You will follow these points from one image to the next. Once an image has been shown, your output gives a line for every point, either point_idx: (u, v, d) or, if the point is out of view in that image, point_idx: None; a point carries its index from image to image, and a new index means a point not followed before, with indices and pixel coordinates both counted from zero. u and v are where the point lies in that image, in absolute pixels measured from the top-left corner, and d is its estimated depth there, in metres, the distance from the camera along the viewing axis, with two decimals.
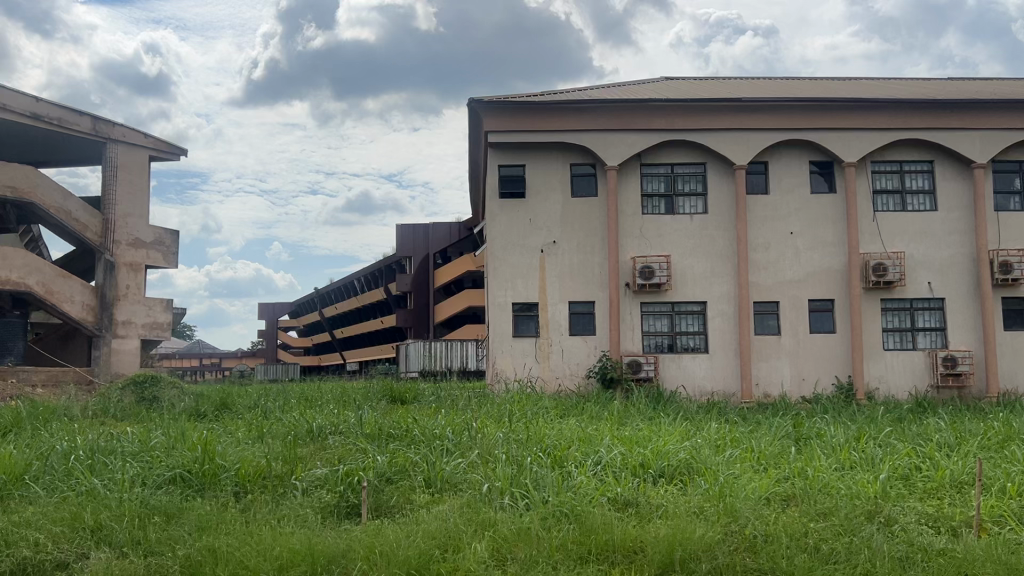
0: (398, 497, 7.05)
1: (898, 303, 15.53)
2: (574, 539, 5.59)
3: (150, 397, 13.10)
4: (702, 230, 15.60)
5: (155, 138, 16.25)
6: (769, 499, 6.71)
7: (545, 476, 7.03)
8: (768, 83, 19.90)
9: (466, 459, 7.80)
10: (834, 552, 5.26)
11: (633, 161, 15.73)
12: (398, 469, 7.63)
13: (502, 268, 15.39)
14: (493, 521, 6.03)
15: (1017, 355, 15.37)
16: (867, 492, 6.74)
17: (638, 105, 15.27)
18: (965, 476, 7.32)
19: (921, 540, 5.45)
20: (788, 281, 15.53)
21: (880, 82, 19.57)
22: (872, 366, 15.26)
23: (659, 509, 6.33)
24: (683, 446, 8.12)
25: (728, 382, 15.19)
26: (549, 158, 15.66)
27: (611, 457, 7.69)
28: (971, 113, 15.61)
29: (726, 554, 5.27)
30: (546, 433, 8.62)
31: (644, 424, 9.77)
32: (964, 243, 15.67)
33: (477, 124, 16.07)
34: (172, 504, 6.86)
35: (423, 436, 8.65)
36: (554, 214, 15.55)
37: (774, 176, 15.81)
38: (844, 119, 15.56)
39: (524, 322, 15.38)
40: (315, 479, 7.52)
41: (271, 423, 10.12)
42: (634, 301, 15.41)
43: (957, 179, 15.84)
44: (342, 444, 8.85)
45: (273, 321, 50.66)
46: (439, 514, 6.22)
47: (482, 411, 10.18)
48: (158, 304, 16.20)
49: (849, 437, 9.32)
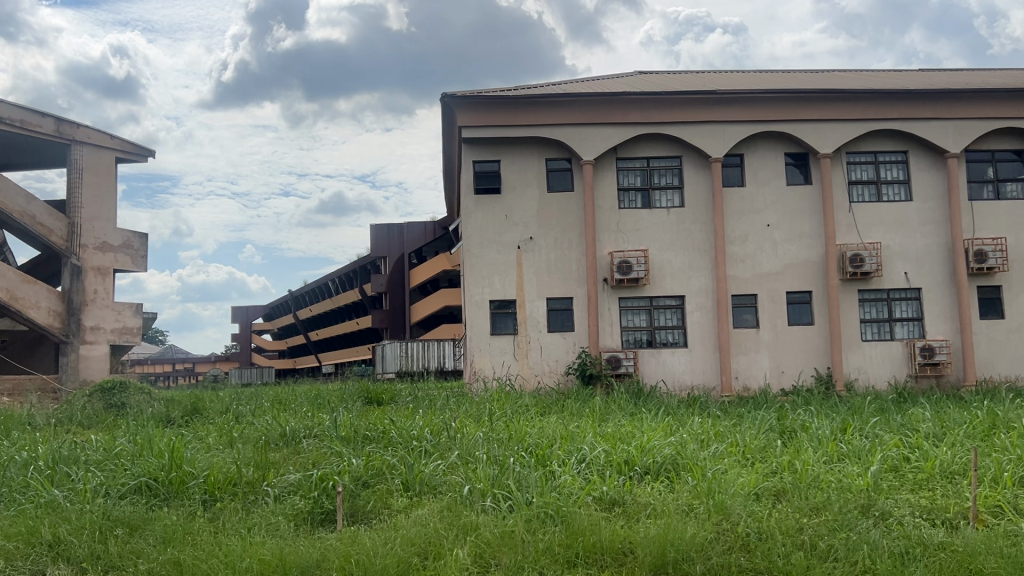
0: (374, 501, 6.77)
1: (875, 293, 15.47)
2: (561, 541, 5.35)
3: (118, 403, 12.69)
4: (679, 224, 15.43)
5: (121, 140, 15.77)
6: (758, 495, 6.52)
7: (527, 476, 6.77)
8: (741, 76, 19.83)
9: (445, 460, 7.54)
10: (831, 549, 5.05)
11: (608, 155, 15.53)
12: (374, 472, 7.35)
13: (478, 265, 15.12)
14: (475, 525, 5.76)
15: (993, 343, 15.36)
16: (860, 485, 6.56)
17: (613, 98, 15.06)
18: (957, 465, 7.17)
19: (919, 534, 5.25)
20: (765, 274, 15.42)
21: (852, 74, 19.57)
22: (851, 357, 15.20)
23: (648, 507, 6.11)
24: (669, 442, 7.91)
25: (708, 376, 15.05)
26: (524, 153, 15.41)
27: (595, 455, 7.46)
28: (945, 103, 15.57)
29: (719, 556, 5.05)
30: (527, 431, 8.37)
31: (626, 420, 9.55)
32: (939, 232, 15.65)
33: (451, 119, 15.78)
34: (136, 515, 6.54)
35: (401, 437, 8.36)
36: (529, 210, 15.31)
37: (750, 169, 15.69)
38: (820, 110, 15.46)
39: (502, 320, 15.13)
40: (288, 485, 7.22)
41: (244, 428, 9.77)
42: (612, 297, 15.21)
43: (931, 169, 15.82)
44: (317, 448, 8.54)
45: (247, 324, 50.00)
46: (417, 518, 5.96)
47: (461, 411, 9.91)
48: (128, 308, 15.66)
49: (834, 429, 9.17)
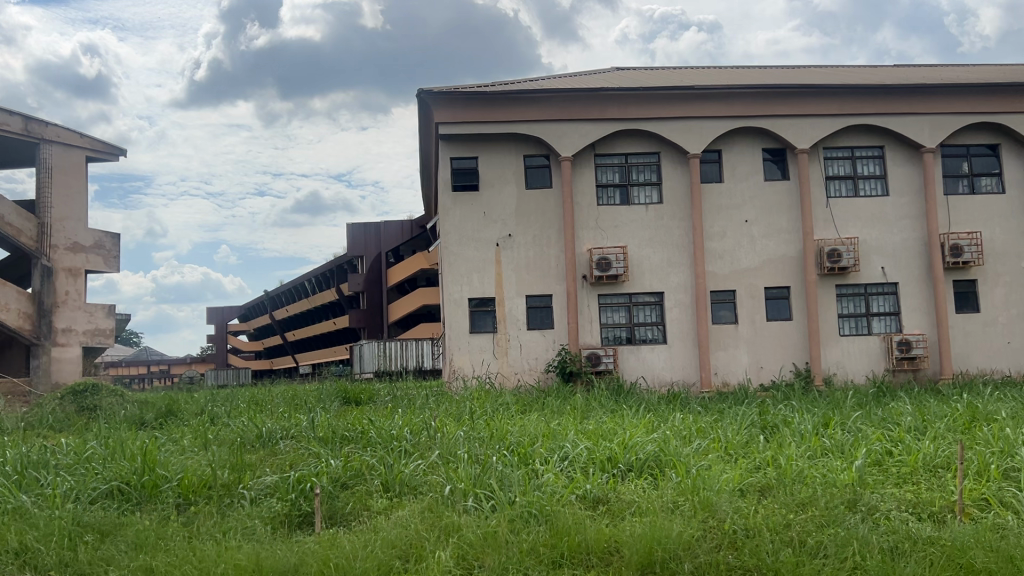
0: (353, 503, 6.62)
1: (853, 288, 15.52)
2: (545, 541, 5.24)
3: (90, 406, 12.40)
4: (658, 220, 15.38)
5: (92, 138, 15.45)
6: (743, 491, 6.46)
7: (510, 475, 6.65)
8: (717, 72, 19.83)
9: (425, 460, 7.40)
10: (820, 546, 4.98)
11: (586, 152, 15.45)
12: (353, 473, 7.19)
13: (457, 263, 14.98)
14: (457, 526, 5.63)
15: (968, 336, 15.47)
16: (845, 479, 6.51)
17: (590, 94, 14.97)
18: (940, 458, 7.15)
19: (907, 529, 5.20)
20: (744, 270, 15.42)
21: (828, 70, 19.65)
22: (829, 352, 15.24)
23: (633, 505, 6.02)
24: (651, 439, 7.84)
25: (687, 372, 15.03)
26: (501, 150, 15.29)
27: (578, 453, 7.36)
28: (920, 98, 15.64)
29: (707, 554, 4.97)
30: (508, 429, 8.25)
31: (607, 417, 9.47)
32: (915, 227, 15.73)
33: (428, 116, 15.61)
34: (106, 520, 6.34)
35: (380, 437, 8.21)
36: (507, 207, 15.19)
37: (728, 164, 15.68)
38: (797, 106, 15.47)
39: (481, 318, 15.00)
40: (265, 488, 7.05)
41: (219, 430, 9.56)
42: (592, 294, 15.14)
43: (907, 164, 15.89)
44: (294, 450, 8.37)
45: (222, 325, 49.45)
46: (397, 519, 5.83)
47: (440, 410, 9.77)
48: (100, 309, 15.34)
49: (816, 424, 9.15)
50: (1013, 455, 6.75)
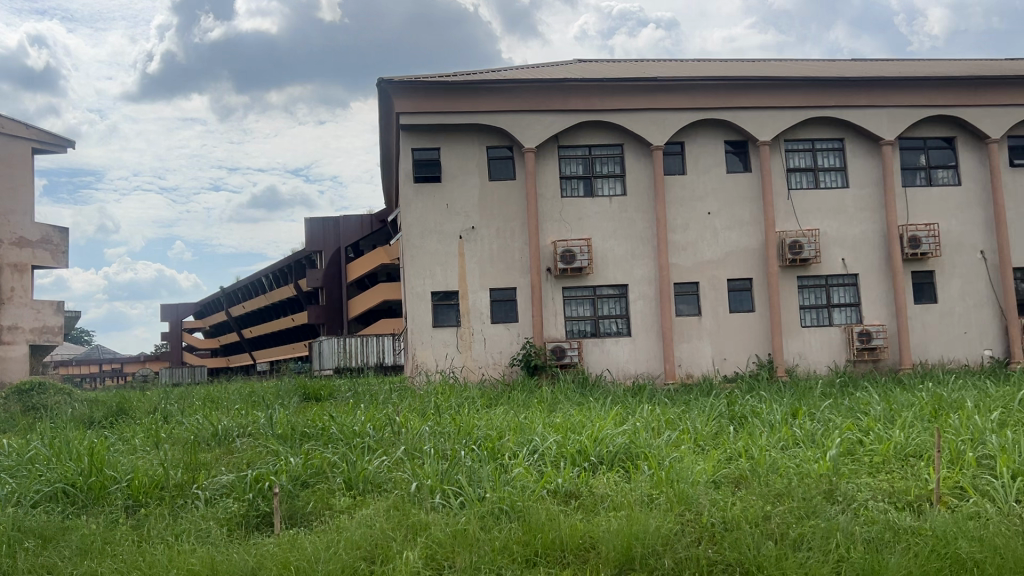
0: (315, 502, 6.32)
1: (814, 280, 15.57)
2: (518, 538, 5.03)
3: (36, 405, 11.88)
4: (622, 212, 15.24)
5: (38, 129, 14.85)
6: (717, 483, 6.32)
7: (479, 470, 6.41)
8: (679, 65, 19.77)
9: (390, 456, 7.13)
10: (803, 539, 4.84)
11: (549, 143, 15.25)
12: (313, 471, 6.89)
13: (419, 256, 14.69)
14: (425, 524, 5.38)
15: (927, 327, 15.61)
16: (820, 469, 6.39)
17: (553, 84, 14.75)
18: (912, 446, 7.09)
19: (887, 518, 5.09)
20: (707, 262, 15.37)
21: (788, 63, 19.72)
22: (791, 343, 15.27)
23: (606, 499, 5.84)
24: (621, 431, 7.67)
25: (652, 365, 14.93)
26: (464, 141, 15.01)
27: (547, 446, 7.16)
28: (879, 91, 15.72)
29: (686, 548, 4.80)
30: (475, 423, 8.02)
31: (575, 410, 9.28)
32: (875, 219, 15.83)
33: (387, 106, 15.26)
34: (49, 525, 5.97)
35: (341, 434, 7.93)
36: (469, 199, 14.92)
37: (691, 157, 15.61)
38: (759, 98, 15.45)
39: (444, 312, 14.73)
40: (220, 487, 6.71)
41: (172, 428, 9.16)
42: (556, 287, 14.97)
43: (866, 156, 15.98)
44: (251, 447, 8.04)
45: (177, 322, 48.33)
46: (361, 518, 5.56)
47: (404, 405, 9.51)
48: (47, 306, 14.76)
49: (785, 414, 9.07)
50: (983, 442, 6.71)
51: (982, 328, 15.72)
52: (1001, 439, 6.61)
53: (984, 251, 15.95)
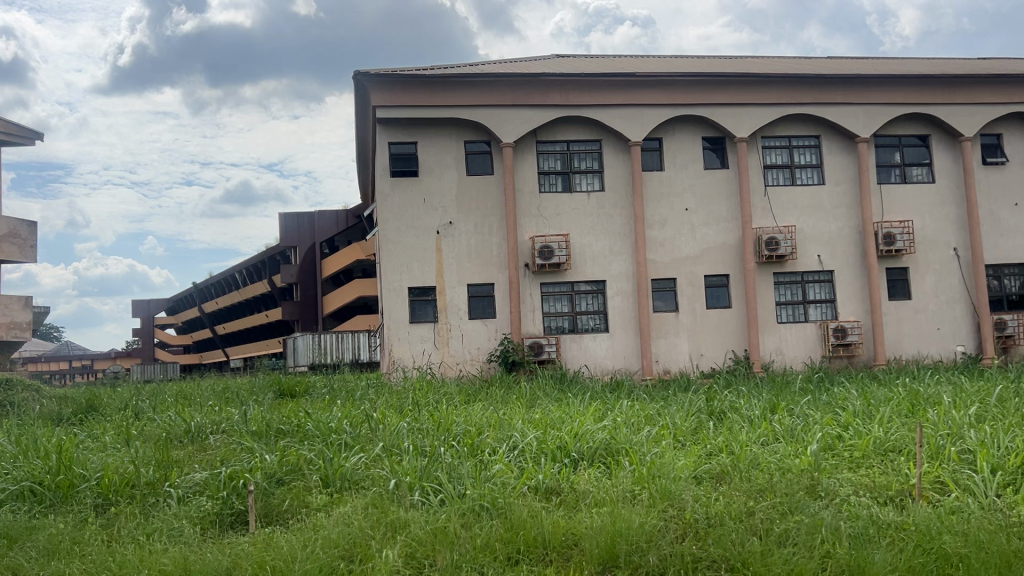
0: (291, 500, 6.19)
1: (790, 276, 15.64)
2: (500, 536, 4.94)
3: (3, 402, 11.60)
4: (600, 208, 15.19)
5: (5, 121, 14.46)
6: (699, 478, 6.29)
7: (459, 467, 6.32)
8: (656, 61, 19.76)
9: (367, 453, 7.01)
10: (788, 534, 4.80)
11: (527, 138, 15.16)
12: (289, 468, 6.77)
13: (396, 251, 14.54)
14: (404, 522, 5.28)
15: (901, 323, 15.74)
16: (802, 464, 6.36)
17: (531, 79, 14.66)
18: (891, 441, 7.09)
19: (871, 513, 5.06)
20: (684, 258, 15.37)
21: (764, 60, 19.78)
22: (767, 339, 15.33)
23: (588, 495, 5.78)
24: (601, 427, 7.61)
25: (629, 361, 14.91)
26: (441, 135, 14.87)
27: (527, 442, 7.08)
28: (855, 89, 15.81)
29: (670, 545, 4.75)
30: (453, 419, 7.93)
31: (554, 405, 9.21)
32: (850, 215, 15.92)
33: (364, 99, 15.07)
34: (14, 525, 5.78)
35: (317, 431, 7.80)
36: (447, 193, 14.79)
37: (669, 153, 15.60)
38: (737, 95, 15.47)
39: (421, 308, 14.60)
40: (193, 485, 6.56)
41: (144, 426, 8.97)
42: (534, 282, 14.90)
43: (842, 153, 16.06)
44: (225, 445, 7.88)
45: (149, 318, 47.65)
46: (338, 516, 5.45)
47: (380, 401, 9.39)
48: (15, 301, 14.41)
49: (764, 409, 9.06)
50: (962, 437, 6.73)
51: (955, 324, 15.88)
52: (980, 434, 6.63)
53: (957, 248, 16.11)
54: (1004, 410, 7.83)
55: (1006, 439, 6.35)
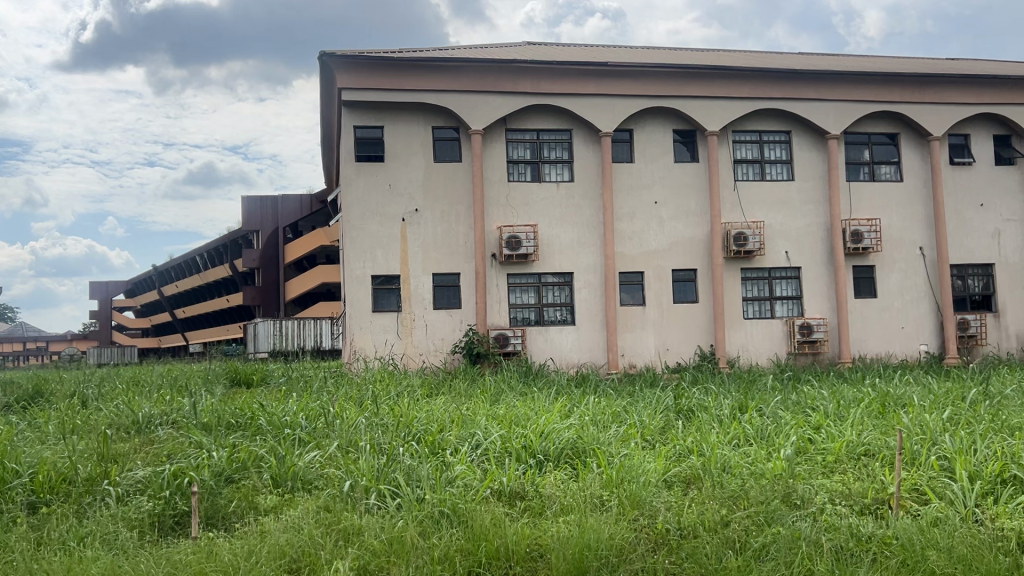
0: (238, 501, 5.80)
1: (757, 272, 15.51)
2: (460, 547, 4.65)
3: None
4: (569, 199, 14.91)
5: None
6: (669, 482, 6.06)
7: (418, 468, 5.99)
8: (628, 51, 19.48)
9: (322, 451, 6.64)
10: (765, 549, 4.57)
11: (496, 125, 14.80)
12: (238, 466, 6.37)
13: (360, 238, 14.10)
14: (358, 529, 4.95)
15: (866, 321, 15.70)
16: (775, 469, 6.14)
17: (501, 65, 14.29)
18: (864, 445, 6.91)
19: (849, 525, 4.84)
20: (653, 252, 15.16)
21: (737, 54, 19.63)
22: (734, 334, 15.19)
23: (553, 500, 5.51)
24: (568, 425, 7.33)
25: (595, 354, 14.68)
26: (407, 120, 14.45)
27: (490, 442, 6.78)
28: (828, 85, 15.69)
29: (642, 560, 4.51)
30: (414, 414, 7.59)
31: (519, 401, 8.93)
32: (819, 212, 15.84)
33: (330, 80, 14.57)
34: None
35: (271, 426, 7.42)
36: (413, 180, 14.38)
37: (639, 144, 15.36)
38: (709, 88, 15.25)
39: (385, 297, 14.19)
40: (134, 484, 6.13)
41: (88, 415, 8.50)
42: (500, 273, 14.58)
43: (812, 149, 15.96)
44: (172, 438, 7.44)
45: (106, 301, 46.47)
46: (288, 521, 5.11)
47: (339, 393, 9.03)
48: None
49: (732, 408, 8.87)
50: (937, 443, 6.57)
51: (919, 323, 15.90)
52: (955, 440, 6.47)
53: (923, 247, 16.10)
54: (974, 414, 7.73)
55: (983, 446, 6.20)
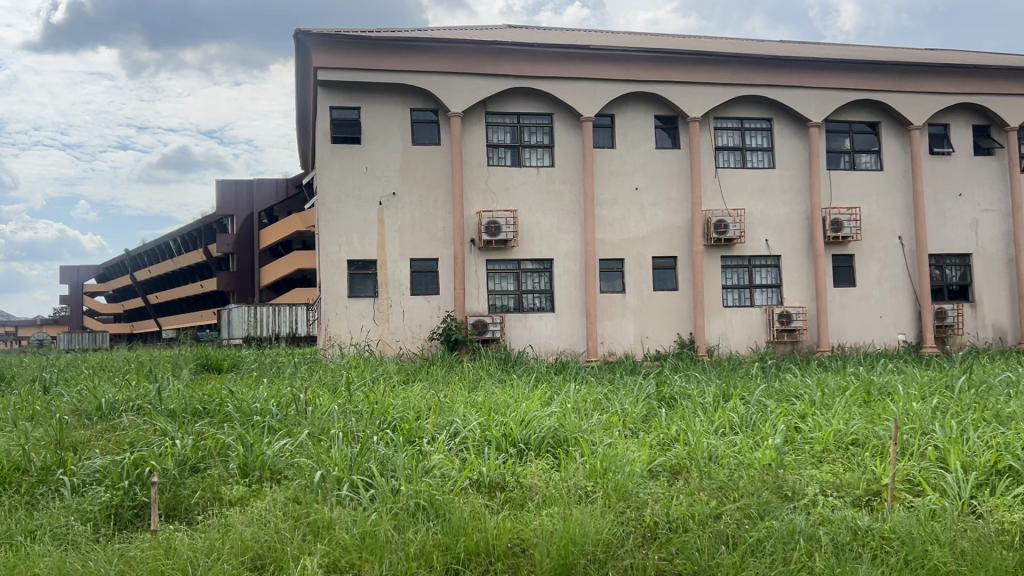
0: (201, 491, 5.52)
1: (737, 260, 15.35)
2: (437, 542, 4.41)
3: None
4: (549, 184, 14.63)
5: None
6: (654, 472, 5.84)
7: (394, 458, 5.73)
8: (610, 36, 19.20)
9: (292, 439, 6.34)
10: (760, 544, 4.37)
11: (475, 108, 14.47)
12: (203, 454, 6.06)
13: (335, 221, 13.74)
14: (329, 522, 4.68)
15: (846, 310, 15.62)
16: (764, 459, 5.95)
17: (482, 46, 13.95)
18: (852, 434, 6.75)
19: (845, 517, 4.65)
20: (633, 238, 14.94)
21: (720, 40, 19.42)
22: (713, 323, 15.03)
23: (535, 491, 5.27)
24: (549, 413, 7.09)
25: (574, 342, 14.47)
26: (385, 102, 14.08)
27: (469, 430, 6.52)
28: (812, 72, 15.51)
29: (630, 556, 4.30)
30: (390, 401, 7.31)
31: (497, 388, 8.69)
32: (800, 200, 15.70)
33: (305, 59, 14.14)
34: None
35: (239, 413, 7.11)
36: (390, 163, 14.04)
37: (621, 130, 15.11)
38: (692, 73, 15.03)
39: (361, 282, 13.86)
40: (92, 473, 5.82)
41: (49, 401, 8.13)
42: (478, 259, 14.28)
43: (793, 137, 15.81)
44: (135, 425, 7.11)
45: (77, 286, 45.59)
46: (253, 513, 4.84)
47: (312, 379, 8.72)
48: None
49: (716, 396, 8.67)
50: (927, 434, 6.42)
51: (897, 312, 15.84)
52: (945, 430, 6.31)
53: (902, 236, 16.02)
54: (961, 403, 7.60)
55: (975, 436, 6.03)
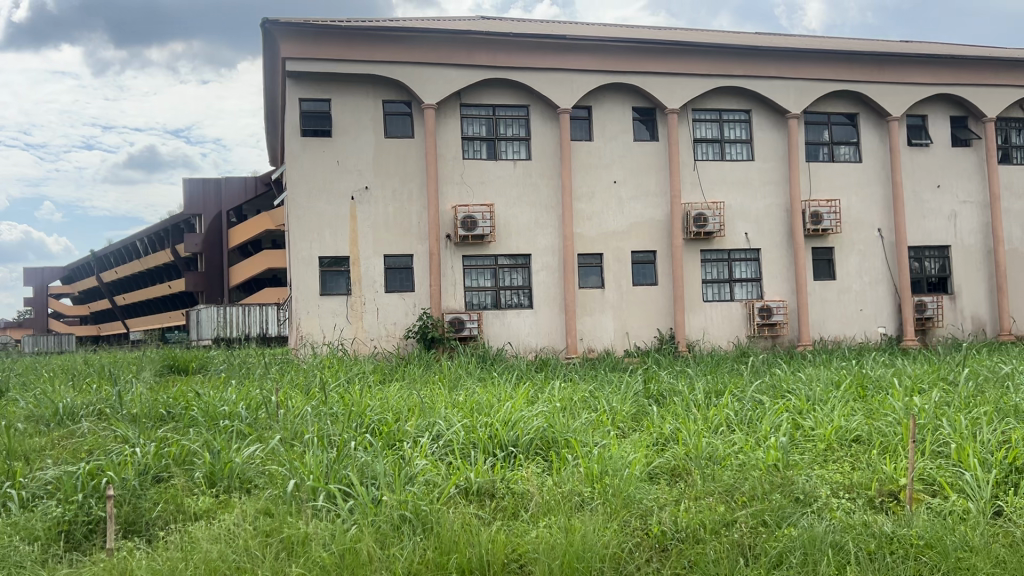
0: (163, 504, 5.05)
1: (717, 254, 15.07)
2: (426, 559, 4.01)
3: None
4: (525, 177, 14.24)
5: None
6: (652, 475, 5.48)
7: (374, 464, 5.30)
8: (586, 28, 18.81)
9: (263, 444, 5.88)
10: (780, 555, 4.04)
11: (449, 99, 14.04)
12: (166, 463, 5.58)
13: (305, 217, 13.24)
14: (305, 537, 4.25)
15: (827, 303, 15.41)
16: (768, 460, 5.59)
17: (456, 36, 13.51)
18: (855, 431, 6.43)
19: (869, 524, 4.32)
20: (611, 232, 14.60)
21: (697, 32, 19.10)
22: (694, 318, 14.74)
23: (529, 498, 4.89)
24: (536, 413, 6.70)
25: (554, 338, 14.10)
26: (356, 93, 13.59)
27: (452, 432, 6.11)
28: (791, 63, 15.26)
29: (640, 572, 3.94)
30: (367, 403, 6.86)
31: (479, 388, 8.24)
32: (780, 193, 15.46)
33: (273, 49, 13.60)
34: None
35: (206, 417, 6.63)
36: (362, 156, 13.55)
37: (598, 122, 14.76)
38: (670, 64, 14.71)
39: (333, 279, 13.37)
40: (43, 487, 5.32)
41: (2, 407, 7.58)
42: (455, 254, 13.86)
43: (772, 129, 15.57)
44: (93, 431, 6.59)
45: (42, 288, 44.40)
46: (219, 528, 4.41)
47: (285, 381, 8.23)
48: None
49: (708, 393, 8.33)
50: (935, 430, 6.11)
51: (878, 305, 15.67)
52: (954, 426, 6.01)
53: (881, 229, 15.86)
54: (963, 397, 7.31)
55: (987, 432, 5.73)
